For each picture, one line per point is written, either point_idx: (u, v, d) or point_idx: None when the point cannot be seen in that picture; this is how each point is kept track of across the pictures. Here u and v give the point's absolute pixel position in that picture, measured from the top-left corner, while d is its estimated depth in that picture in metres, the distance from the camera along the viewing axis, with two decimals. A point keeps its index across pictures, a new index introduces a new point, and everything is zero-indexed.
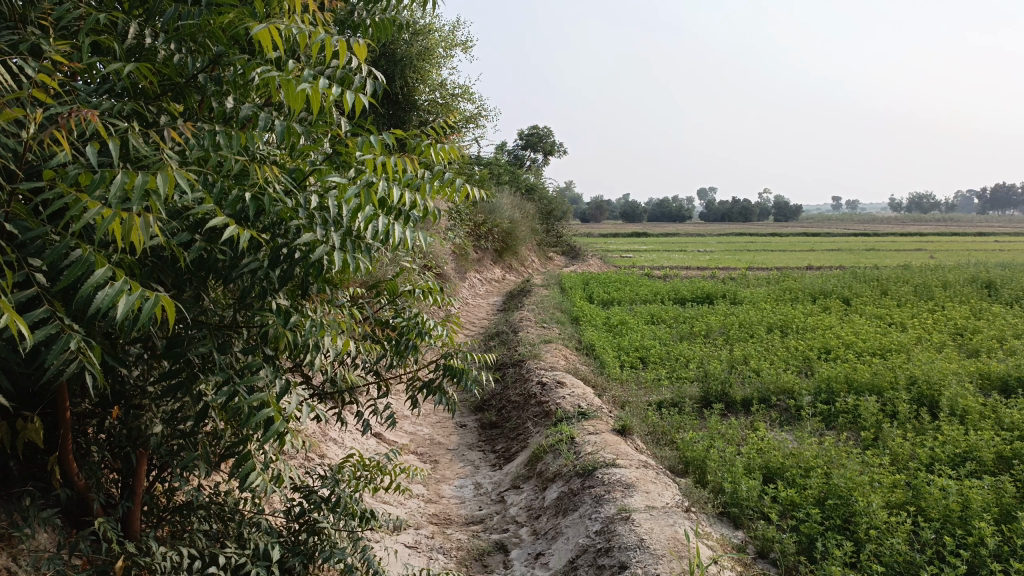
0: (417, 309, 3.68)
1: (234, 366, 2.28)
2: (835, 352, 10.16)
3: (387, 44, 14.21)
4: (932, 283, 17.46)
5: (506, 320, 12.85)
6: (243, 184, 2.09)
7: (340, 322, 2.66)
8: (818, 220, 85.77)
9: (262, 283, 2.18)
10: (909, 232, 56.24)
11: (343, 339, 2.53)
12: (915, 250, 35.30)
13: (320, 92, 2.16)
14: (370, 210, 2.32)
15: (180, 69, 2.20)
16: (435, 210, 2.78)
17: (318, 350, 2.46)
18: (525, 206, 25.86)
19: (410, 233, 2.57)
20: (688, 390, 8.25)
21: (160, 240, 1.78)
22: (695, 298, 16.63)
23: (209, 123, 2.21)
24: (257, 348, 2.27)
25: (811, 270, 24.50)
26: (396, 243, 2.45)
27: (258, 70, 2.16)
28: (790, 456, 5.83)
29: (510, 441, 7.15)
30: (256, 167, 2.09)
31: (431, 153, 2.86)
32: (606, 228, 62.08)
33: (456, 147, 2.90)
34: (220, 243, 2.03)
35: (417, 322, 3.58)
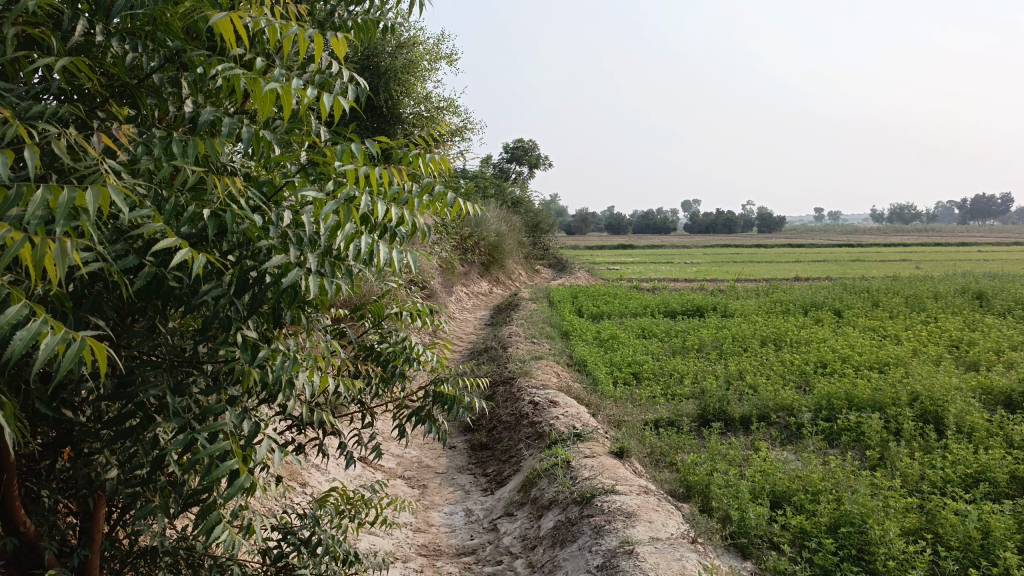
0: (404, 333, 3.40)
1: (195, 407, 1.98)
2: (832, 366, 9.95)
3: (371, 56, 13.98)
4: (923, 293, 17.37)
5: (494, 336, 12.57)
6: (202, 199, 1.80)
7: (319, 354, 2.38)
8: (802, 231, 86.26)
9: (227, 312, 1.90)
10: (893, 242, 56.53)
11: (321, 373, 2.25)
12: (900, 261, 35.45)
13: (292, 91, 1.89)
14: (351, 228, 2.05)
15: (132, 70, 1.91)
16: (424, 228, 2.52)
17: (293, 386, 2.17)
18: (512, 218, 25.63)
19: (397, 252, 2.30)
20: (685, 408, 7.99)
21: (93, 267, 1.49)
22: (685, 311, 16.41)
23: (164, 130, 1.91)
24: (221, 387, 1.97)
25: (799, 281, 24.47)
26: (381, 264, 2.18)
27: (219, 67, 1.88)
28: (796, 478, 5.57)
29: (502, 465, 6.84)
30: (218, 179, 1.80)
31: (420, 164, 2.60)
32: (592, 240, 61.98)
33: (446, 158, 2.65)
34: (175, 267, 1.74)
35: (404, 347, 3.31)
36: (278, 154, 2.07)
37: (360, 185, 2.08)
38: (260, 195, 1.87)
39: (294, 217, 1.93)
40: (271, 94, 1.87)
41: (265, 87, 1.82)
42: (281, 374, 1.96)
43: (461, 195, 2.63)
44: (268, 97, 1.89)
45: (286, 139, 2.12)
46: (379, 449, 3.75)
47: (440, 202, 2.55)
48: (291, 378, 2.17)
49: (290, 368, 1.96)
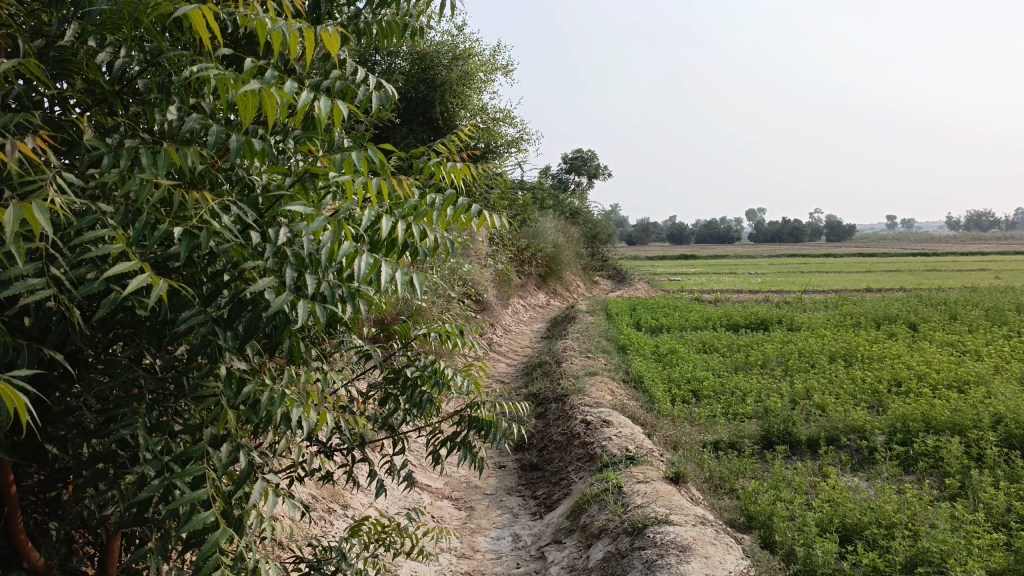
0: (433, 356, 3.20)
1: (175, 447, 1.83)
2: (907, 384, 9.38)
3: (427, 69, 13.94)
4: (1005, 306, 16.40)
5: (549, 350, 12.30)
6: (178, 220, 1.72)
7: (314, 392, 2.29)
8: (872, 241, 83.46)
9: (215, 343, 1.82)
10: (973, 250, 54.18)
11: (319, 410, 2.15)
12: (978, 271, 33.79)
13: (275, 93, 1.76)
14: (350, 245, 1.97)
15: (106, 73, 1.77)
16: (444, 242, 2.42)
17: (288, 422, 2.05)
18: (570, 230, 25.35)
19: (406, 272, 2.23)
20: (747, 429, 7.59)
21: (26, 291, 1.37)
22: (749, 324, 15.84)
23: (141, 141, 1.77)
24: (205, 426, 1.84)
25: (870, 292, 23.49)
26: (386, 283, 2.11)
27: (192, 67, 1.75)
28: (868, 509, 5.16)
29: (552, 487, 6.57)
30: (192, 196, 1.73)
31: (441, 171, 2.52)
32: (652, 251, 61.09)
33: (471, 167, 2.54)
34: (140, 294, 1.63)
35: (433, 370, 3.10)
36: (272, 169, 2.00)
37: (357, 196, 2.03)
38: (242, 212, 1.80)
39: (280, 235, 1.87)
40: (252, 98, 1.75)
41: (240, 91, 1.69)
42: (270, 411, 1.84)
43: (485, 206, 2.52)
44: (249, 100, 1.75)
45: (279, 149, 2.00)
46: (412, 477, 3.53)
47: (460, 214, 2.44)
48: (287, 412, 2.05)
49: (280, 402, 1.85)
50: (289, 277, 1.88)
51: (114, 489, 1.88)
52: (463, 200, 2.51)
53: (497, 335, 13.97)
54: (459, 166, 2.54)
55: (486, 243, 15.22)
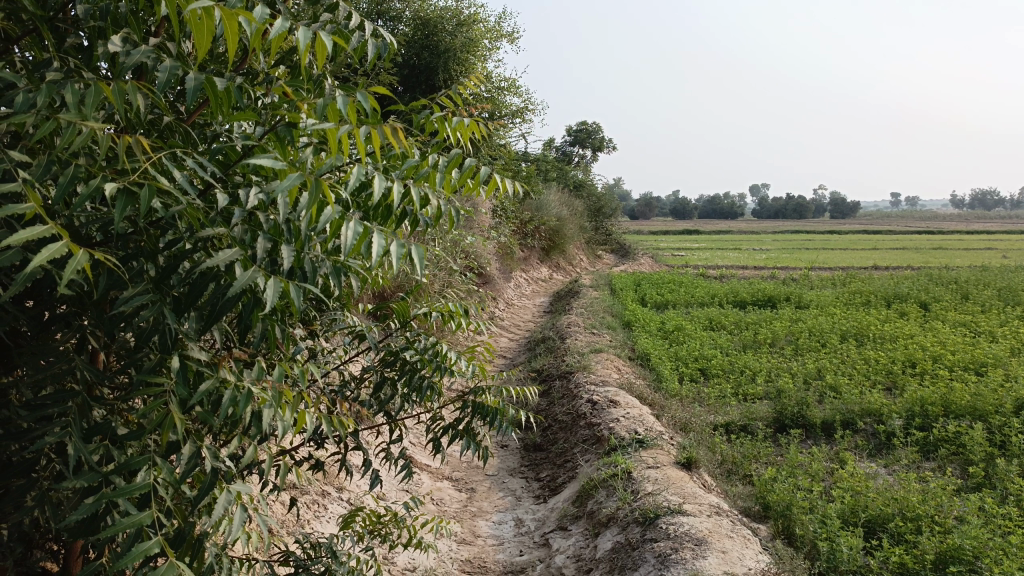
0: (434, 338, 2.90)
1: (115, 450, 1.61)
2: (922, 366, 9.10)
3: (432, 34, 13.50)
4: (1018, 286, 16.06)
5: (552, 325, 12.01)
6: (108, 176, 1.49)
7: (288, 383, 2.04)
8: (876, 219, 82.86)
9: (163, 328, 1.59)
10: (980, 229, 53.70)
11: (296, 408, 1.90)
12: (985, 250, 33.40)
13: (236, 14, 1.50)
14: (335, 210, 1.70)
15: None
16: (447, 209, 2.15)
17: (258, 421, 1.81)
18: (574, 203, 24.95)
19: (402, 243, 1.93)
20: (759, 411, 7.31)
21: None
22: (756, 301, 15.53)
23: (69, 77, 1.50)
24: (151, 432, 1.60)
25: (878, 270, 23.17)
26: (380, 256, 1.82)
27: None
28: (891, 500, 4.91)
29: (557, 469, 6.29)
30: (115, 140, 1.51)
31: (445, 128, 2.22)
32: (655, 226, 60.57)
33: (482, 125, 2.25)
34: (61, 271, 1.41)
35: (434, 353, 2.80)
36: (239, 115, 1.74)
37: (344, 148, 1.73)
38: (197, 168, 1.58)
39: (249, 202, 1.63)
40: (208, 22, 1.50)
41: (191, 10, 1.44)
42: (231, 411, 1.62)
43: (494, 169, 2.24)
44: (204, 25, 1.51)
45: (245, 92, 1.75)
46: (411, 466, 3.24)
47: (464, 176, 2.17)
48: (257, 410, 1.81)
49: (244, 401, 1.63)
50: (257, 248, 1.64)
51: (53, 512, 1.64)
52: (471, 160, 2.20)
53: (499, 309, 13.67)
54: (466, 122, 2.26)
55: (489, 214, 14.85)
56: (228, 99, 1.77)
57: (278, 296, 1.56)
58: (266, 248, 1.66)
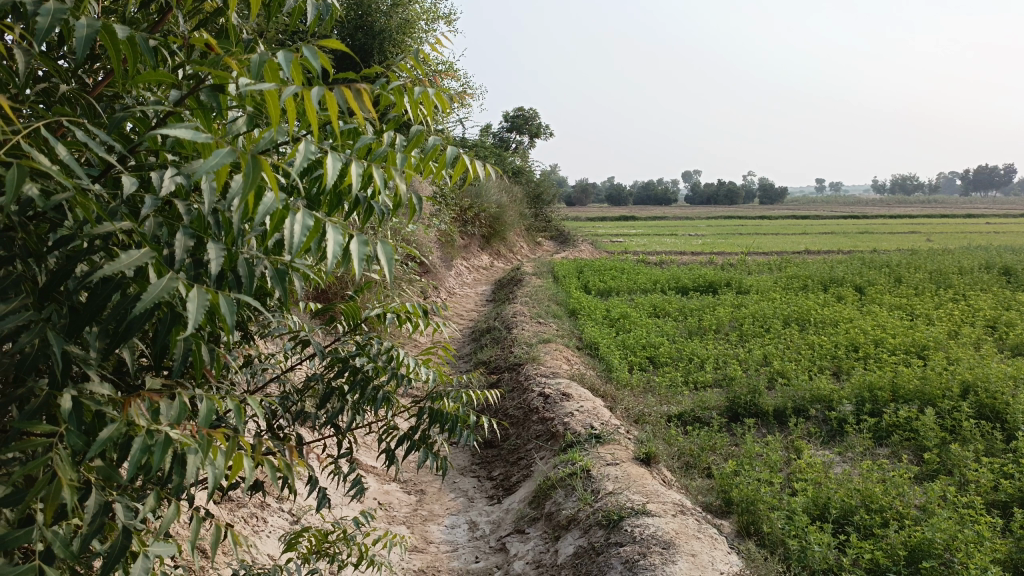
0: (388, 342, 2.61)
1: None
2: (865, 349, 9.16)
3: (366, 14, 13.01)
4: (947, 269, 16.50)
5: (496, 315, 11.74)
6: None
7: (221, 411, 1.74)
8: (804, 204, 85.09)
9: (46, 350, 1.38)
10: (902, 214, 55.62)
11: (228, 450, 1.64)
12: (909, 234, 34.43)
13: None
14: (277, 200, 1.40)
15: None
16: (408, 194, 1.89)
17: (179, 465, 1.56)
18: (513, 189, 24.71)
19: (360, 238, 1.63)
20: (712, 400, 7.20)
21: None
22: (698, 287, 15.56)
23: None
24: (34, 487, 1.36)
25: (811, 254, 23.64)
26: (335, 256, 1.52)
27: None
28: (854, 491, 4.82)
29: (510, 467, 6.04)
30: None
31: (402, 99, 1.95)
32: (591, 213, 60.85)
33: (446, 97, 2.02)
34: None
35: (389, 358, 2.52)
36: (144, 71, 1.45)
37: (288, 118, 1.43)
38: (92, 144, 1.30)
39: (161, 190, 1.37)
40: None
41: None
42: (142, 460, 1.39)
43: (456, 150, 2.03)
44: None
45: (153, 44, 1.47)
46: (363, 481, 2.93)
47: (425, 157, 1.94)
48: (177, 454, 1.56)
49: (159, 450, 1.40)
50: (176, 249, 1.36)
51: None
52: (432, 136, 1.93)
53: (440, 299, 13.34)
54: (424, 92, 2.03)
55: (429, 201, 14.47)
56: (136, 51, 1.53)
57: (202, 309, 1.28)
58: (186, 246, 1.39)
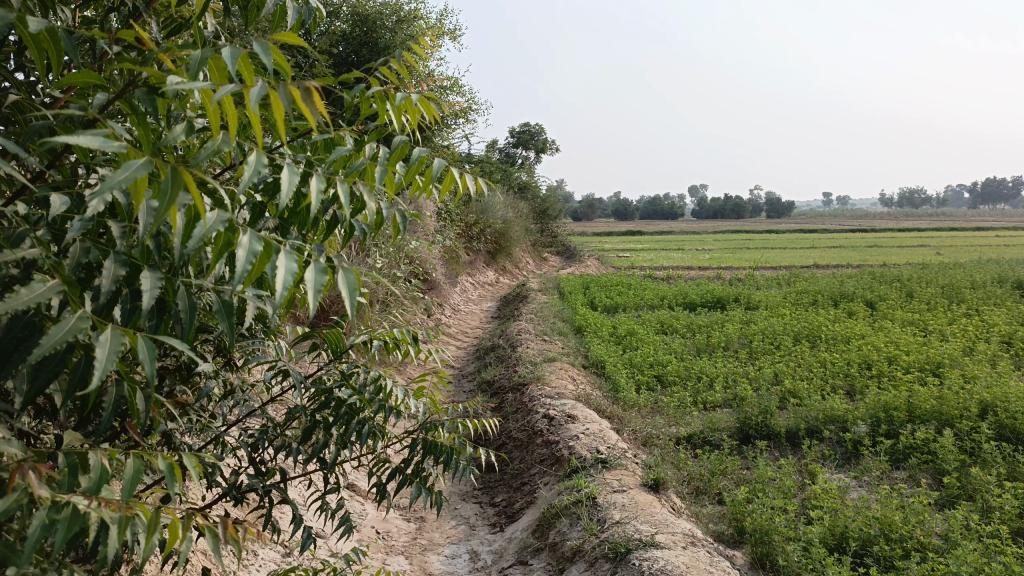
0: (376, 371, 2.44)
1: None
2: (879, 367, 8.94)
3: (370, 30, 12.93)
4: (960, 283, 16.22)
5: (500, 332, 11.56)
6: None
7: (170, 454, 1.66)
8: (811, 218, 84.79)
9: None
10: (910, 227, 55.30)
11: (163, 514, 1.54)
12: (918, 247, 34.14)
13: None
14: (209, 226, 1.41)
15: None
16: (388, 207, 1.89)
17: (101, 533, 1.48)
18: (518, 204, 24.53)
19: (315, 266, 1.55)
20: (722, 421, 6.99)
21: None
22: (706, 302, 15.34)
23: None
24: None
25: (820, 268, 23.38)
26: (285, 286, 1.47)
27: None
28: (871, 518, 4.62)
29: (513, 493, 5.84)
30: None
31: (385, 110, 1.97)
32: (598, 227, 60.68)
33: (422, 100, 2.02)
34: None
35: (376, 390, 2.34)
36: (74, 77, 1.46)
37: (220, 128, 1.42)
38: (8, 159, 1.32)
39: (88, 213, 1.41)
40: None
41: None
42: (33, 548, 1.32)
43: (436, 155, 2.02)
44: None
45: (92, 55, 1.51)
46: (352, 520, 2.71)
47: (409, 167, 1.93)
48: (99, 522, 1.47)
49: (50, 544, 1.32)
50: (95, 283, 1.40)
51: None
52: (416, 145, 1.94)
53: (445, 316, 13.16)
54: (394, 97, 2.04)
55: (433, 217, 14.30)
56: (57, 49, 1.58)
57: (112, 354, 1.31)
58: (116, 275, 1.45)
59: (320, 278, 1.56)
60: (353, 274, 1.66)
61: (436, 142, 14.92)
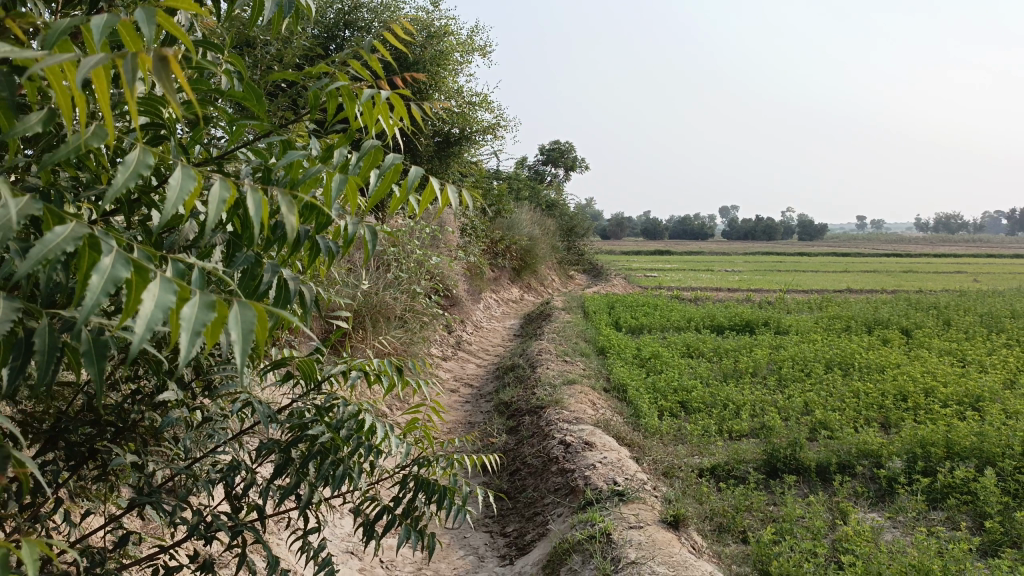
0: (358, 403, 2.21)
1: None
2: (915, 399, 8.53)
3: (400, 45, 12.84)
4: (1001, 312, 15.66)
5: (521, 352, 11.30)
6: None
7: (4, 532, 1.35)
8: (843, 241, 83.64)
9: None
10: (945, 253, 54.21)
11: None
12: (954, 273, 33.37)
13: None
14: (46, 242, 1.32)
15: None
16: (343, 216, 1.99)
17: None
18: (546, 222, 24.31)
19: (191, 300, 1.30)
20: (748, 453, 6.66)
21: None
22: (734, 326, 14.95)
23: None
24: None
25: (851, 293, 22.89)
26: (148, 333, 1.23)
27: None
28: (907, 567, 4.29)
29: (525, 523, 5.56)
30: None
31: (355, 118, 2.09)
32: (626, 246, 60.28)
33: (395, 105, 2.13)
34: None
35: (357, 423, 2.11)
36: None
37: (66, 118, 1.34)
38: None
39: None
40: None
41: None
42: None
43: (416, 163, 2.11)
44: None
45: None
46: (333, 565, 2.46)
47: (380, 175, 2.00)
48: None
49: None
50: None
51: None
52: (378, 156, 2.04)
53: (466, 333, 12.95)
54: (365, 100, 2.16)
55: (457, 233, 14.13)
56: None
57: None
58: None
59: (202, 316, 1.30)
60: (249, 312, 1.36)
61: (463, 158, 14.75)
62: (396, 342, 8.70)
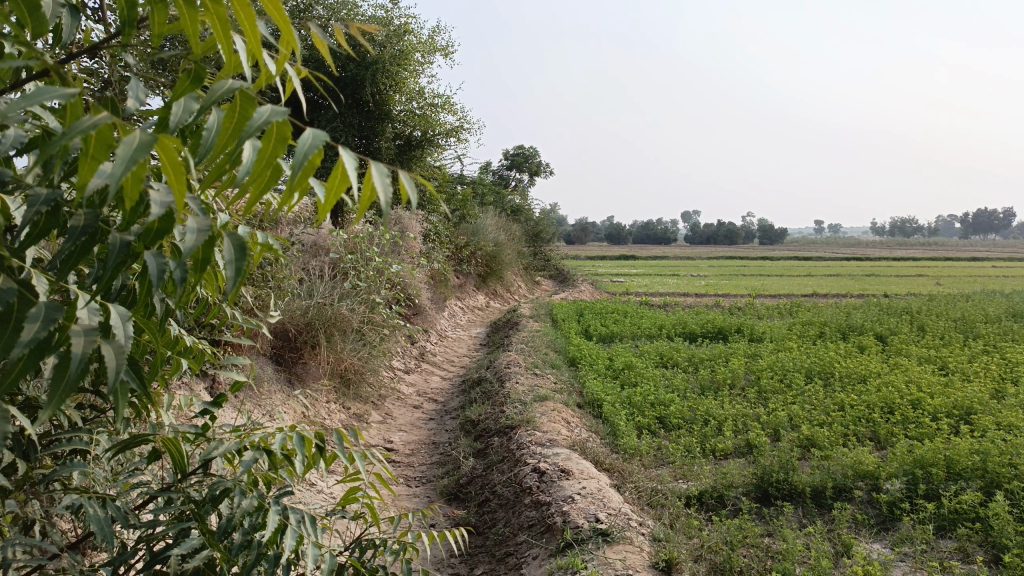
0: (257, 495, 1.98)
1: None
2: (904, 413, 8.07)
3: (356, 43, 12.14)
4: (974, 317, 15.39)
5: (488, 364, 10.68)
6: None
7: None
8: (805, 245, 84.44)
9: None
10: (904, 257, 54.78)
11: None
12: (917, 276, 33.46)
13: None
14: None
15: None
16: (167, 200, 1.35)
17: None
18: (511, 227, 23.72)
19: None
20: (737, 476, 6.12)
21: None
22: (706, 333, 14.47)
23: None
24: None
25: (821, 298, 22.65)
26: None
27: None
28: None
29: (496, 565, 4.93)
30: None
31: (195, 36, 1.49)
32: (590, 251, 59.93)
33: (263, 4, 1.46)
34: None
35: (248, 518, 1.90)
36: None
37: None
38: None
39: None
40: None
41: None
42: None
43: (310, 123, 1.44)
44: None
45: None
46: None
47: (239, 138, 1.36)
48: None
49: None
50: None
51: None
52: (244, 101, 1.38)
53: (430, 344, 12.30)
54: (221, 15, 1.49)
55: (420, 239, 13.48)
56: None
57: None
58: None
59: None
60: None
61: (426, 162, 14.11)
62: (352, 357, 8.07)
